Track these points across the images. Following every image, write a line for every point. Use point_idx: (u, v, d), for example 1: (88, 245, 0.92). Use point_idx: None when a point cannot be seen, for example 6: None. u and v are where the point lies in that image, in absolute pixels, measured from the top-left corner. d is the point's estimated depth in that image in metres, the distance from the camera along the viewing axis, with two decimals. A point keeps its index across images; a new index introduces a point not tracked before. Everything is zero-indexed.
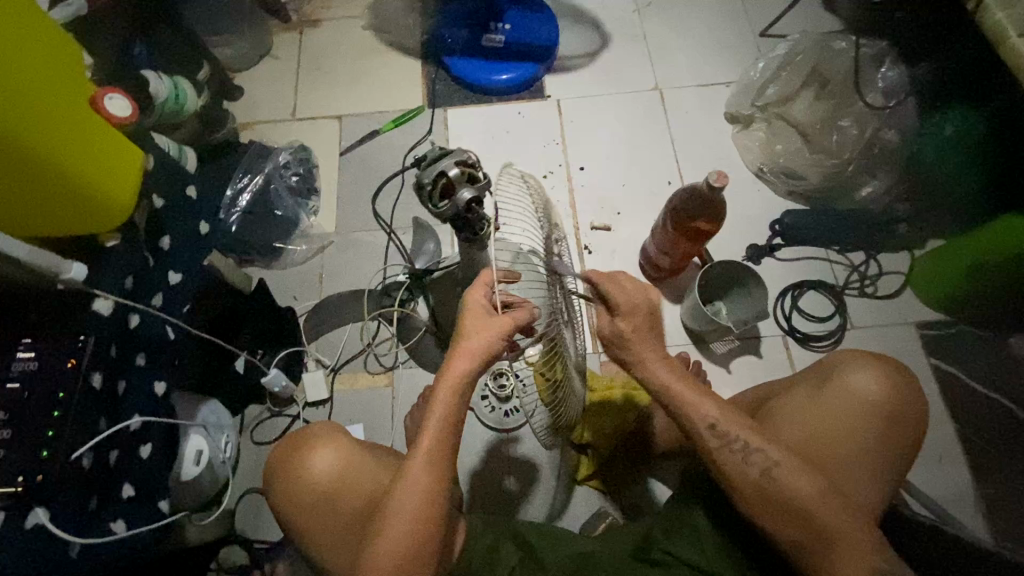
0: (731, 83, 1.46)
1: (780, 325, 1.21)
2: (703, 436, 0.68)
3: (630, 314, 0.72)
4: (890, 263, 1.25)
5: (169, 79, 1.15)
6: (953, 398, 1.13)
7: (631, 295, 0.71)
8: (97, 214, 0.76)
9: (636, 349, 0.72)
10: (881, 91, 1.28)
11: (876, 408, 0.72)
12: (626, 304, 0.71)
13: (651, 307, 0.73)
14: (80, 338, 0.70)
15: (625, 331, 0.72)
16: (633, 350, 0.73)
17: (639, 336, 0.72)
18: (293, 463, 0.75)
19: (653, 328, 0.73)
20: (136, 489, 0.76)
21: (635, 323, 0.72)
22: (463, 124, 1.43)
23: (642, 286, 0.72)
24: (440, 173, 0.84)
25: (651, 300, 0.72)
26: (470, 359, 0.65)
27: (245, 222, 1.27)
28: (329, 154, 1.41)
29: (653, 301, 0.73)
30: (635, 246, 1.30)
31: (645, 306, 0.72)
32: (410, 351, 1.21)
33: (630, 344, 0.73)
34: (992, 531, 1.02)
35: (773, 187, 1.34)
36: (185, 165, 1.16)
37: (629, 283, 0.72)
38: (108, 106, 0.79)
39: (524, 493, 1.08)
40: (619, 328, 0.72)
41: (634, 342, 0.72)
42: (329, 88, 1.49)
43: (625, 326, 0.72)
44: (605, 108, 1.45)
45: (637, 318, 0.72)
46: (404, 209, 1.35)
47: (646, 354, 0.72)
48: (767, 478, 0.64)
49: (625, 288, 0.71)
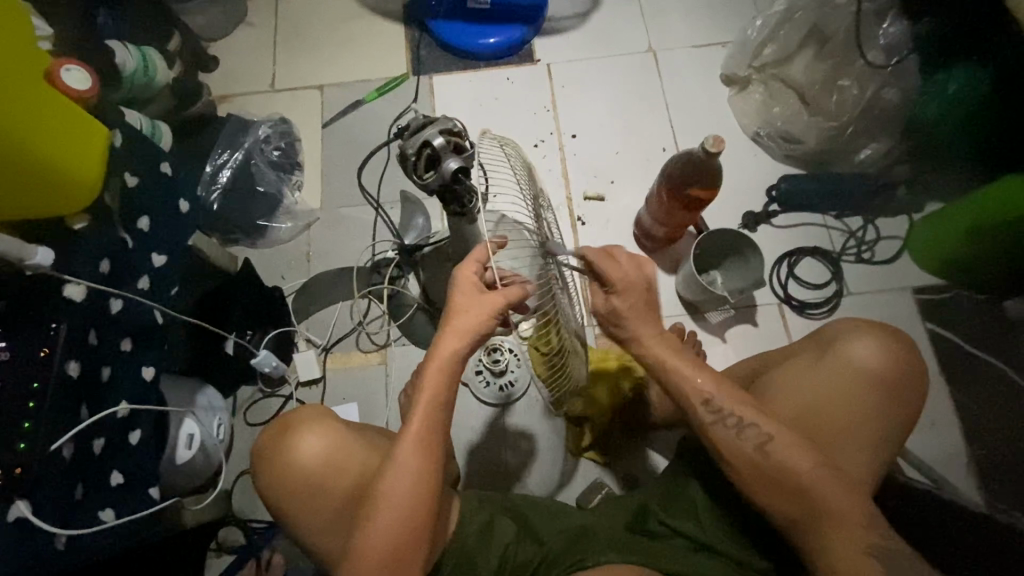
0: (727, 44, 1.40)
1: (776, 293, 1.20)
2: (699, 412, 0.68)
3: (625, 292, 0.69)
4: (888, 228, 1.23)
5: (137, 49, 1.10)
6: (948, 362, 1.12)
7: (626, 270, 0.69)
8: (66, 193, 0.73)
9: (634, 325, 0.71)
10: (883, 48, 1.18)
11: (874, 377, 0.71)
12: (623, 281, 0.69)
13: (647, 283, 0.70)
14: (53, 325, 0.68)
15: (620, 308, 0.70)
16: (628, 328, 0.71)
17: (635, 312, 0.71)
18: (279, 450, 0.74)
19: (650, 303, 0.71)
20: (125, 475, 0.78)
21: (629, 305, 0.70)
22: (449, 92, 1.38)
23: (633, 261, 0.70)
24: (424, 142, 0.81)
25: (647, 275, 0.70)
26: (461, 337, 0.64)
27: (226, 199, 1.23)
28: (312, 127, 1.36)
29: (648, 277, 0.71)
30: (630, 215, 1.27)
31: (640, 283, 0.70)
32: (403, 328, 1.19)
33: (624, 320, 0.71)
34: (984, 492, 1.03)
35: (770, 152, 1.31)
36: (159, 142, 1.11)
37: (626, 260, 0.69)
38: (64, 78, 0.76)
39: (521, 466, 1.08)
40: (614, 306, 0.70)
41: (630, 318, 0.70)
42: (309, 56, 1.43)
43: (620, 304, 0.70)
44: (597, 73, 1.40)
45: (633, 296, 0.70)
46: (391, 182, 1.31)
47: (642, 329, 0.71)
48: (762, 453, 0.64)
49: (620, 263, 0.69)
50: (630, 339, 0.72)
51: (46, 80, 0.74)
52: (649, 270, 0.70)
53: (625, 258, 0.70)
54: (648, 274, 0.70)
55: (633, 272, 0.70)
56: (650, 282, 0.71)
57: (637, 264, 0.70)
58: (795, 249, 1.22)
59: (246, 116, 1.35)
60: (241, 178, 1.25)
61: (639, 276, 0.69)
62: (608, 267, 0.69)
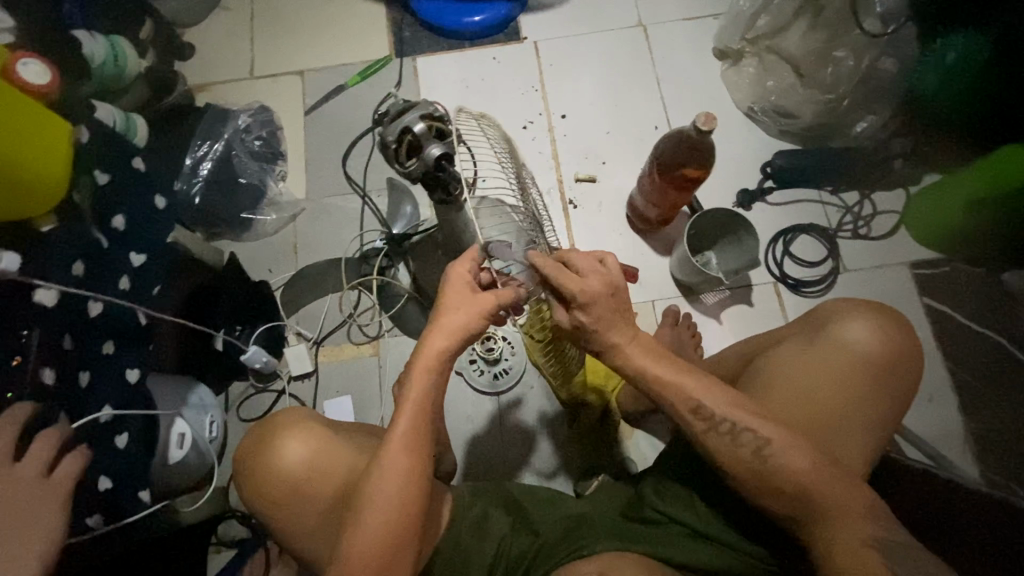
0: (719, 15, 1.36)
1: (772, 273, 1.18)
2: (691, 423, 0.66)
3: (591, 304, 0.67)
4: (885, 202, 1.21)
5: (104, 38, 1.05)
6: (945, 337, 1.11)
7: (585, 279, 0.67)
8: (32, 194, 0.70)
9: (606, 336, 0.69)
10: (880, 16, 1.13)
11: (871, 361, 0.70)
12: (586, 293, 0.67)
13: (612, 287, 0.69)
14: (23, 331, 0.67)
15: (587, 322, 0.68)
16: (606, 338, 0.69)
17: (607, 323, 0.69)
18: (262, 457, 0.72)
19: (621, 309, 0.69)
20: (112, 480, 0.77)
21: (622, 296, 0.69)
22: (434, 73, 1.34)
23: (628, 252, 0.70)
24: (405, 128, 0.78)
25: (608, 280, 0.68)
26: (448, 336, 0.63)
27: (208, 192, 1.20)
28: (294, 114, 1.32)
29: (611, 280, 0.69)
30: (623, 196, 1.25)
31: (604, 291, 0.68)
32: (394, 319, 1.17)
33: (597, 333, 0.69)
34: (980, 465, 1.03)
35: (764, 127, 1.28)
36: (134, 137, 1.08)
37: (585, 265, 0.69)
38: (23, 74, 0.73)
39: (517, 454, 1.08)
40: (581, 321, 0.68)
41: (601, 330, 0.69)
42: (288, 40, 1.38)
43: (586, 318, 0.68)
44: (586, 49, 1.35)
45: (602, 306, 0.68)
46: (377, 169, 1.28)
47: (618, 337, 0.69)
48: (759, 457, 0.62)
49: (581, 271, 0.68)
50: (604, 348, 0.70)
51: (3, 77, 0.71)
52: (611, 275, 0.69)
53: (584, 264, 0.69)
54: (609, 279, 0.68)
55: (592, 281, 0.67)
56: (615, 286, 0.69)
57: (597, 271, 0.68)
58: (790, 227, 1.20)
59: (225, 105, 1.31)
60: (222, 172, 1.21)
61: (603, 284, 0.68)
62: (574, 281, 0.67)
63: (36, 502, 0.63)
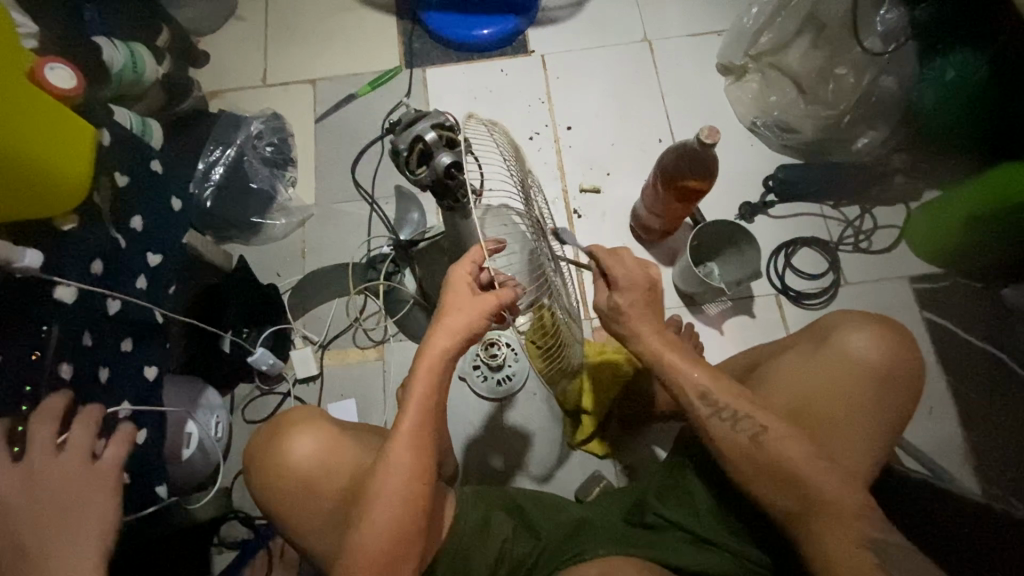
0: (723, 32, 1.39)
1: (774, 284, 1.20)
2: (695, 406, 0.68)
3: (628, 290, 0.74)
4: (885, 216, 1.23)
5: (124, 45, 1.08)
6: (945, 350, 1.12)
7: (631, 271, 0.74)
8: (53, 195, 0.71)
9: (633, 325, 0.74)
10: (881, 35, 1.14)
11: (871, 369, 0.71)
12: (627, 280, 0.74)
13: (652, 284, 0.75)
14: (43, 325, 0.70)
15: (620, 305, 0.74)
16: (631, 328, 0.74)
17: (637, 311, 0.74)
18: (270, 453, 0.74)
19: (653, 303, 0.75)
20: (132, 474, 0.81)
21: (625, 307, 0.72)
22: (442, 84, 1.36)
23: (631, 262, 0.75)
24: (417, 137, 0.79)
25: (650, 276, 0.75)
26: (453, 336, 0.65)
27: (219, 197, 1.22)
28: (305, 122, 1.35)
29: (653, 277, 0.75)
30: (627, 206, 1.27)
31: (644, 285, 0.74)
32: (399, 324, 1.18)
33: (627, 320, 0.75)
34: (980, 478, 1.03)
35: (767, 142, 1.30)
36: (150, 141, 1.10)
37: (631, 260, 0.75)
38: (51, 78, 0.74)
39: (520, 458, 1.08)
40: (615, 304, 0.75)
41: (630, 317, 0.74)
42: (301, 50, 1.41)
43: (621, 301, 0.74)
44: (591, 63, 1.38)
45: (636, 295, 0.74)
46: (385, 177, 1.30)
47: (643, 328, 0.74)
48: (756, 444, 0.64)
49: (626, 264, 0.74)
50: (627, 337, 0.75)
51: (32, 81, 0.73)
52: (654, 271, 0.75)
53: (629, 259, 0.75)
54: (652, 274, 0.75)
55: (640, 273, 0.75)
56: (654, 283, 0.75)
57: (642, 265, 0.75)
58: (792, 239, 1.22)
59: (237, 112, 1.34)
60: (234, 176, 1.23)
61: (646, 277, 0.74)
62: None
63: (84, 490, 0.64)
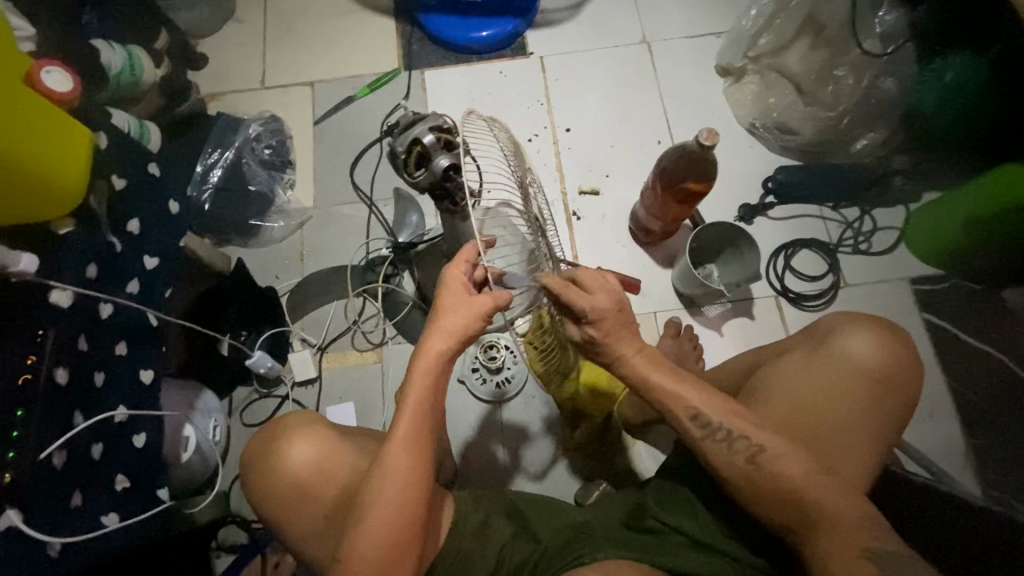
0: (722, 33, 1.39)
1: (773, 286, 1.19)
2: (690, 429, 0.67)
3: (600, 319, 0.70)
4: (885, 218, 1.23)
5: (122, 48, 1.07)
6: (946, 352, 1.12)
7: (618, 279, 0.72)
8: (50, 198, 0.72)
9: (615, 346, 0.72)
10: (880, 36, 1.17)
11: (870, 373, 0.71)
12: (597, 309, 0.69)
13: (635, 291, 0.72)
14: (38, 332, 0.67)
15: (596, 335, 0.71)
16: (612, 350, 0.72)
17: (614, 335, 0.71)
18: (268, 457, 0.74)
19: (628, 323, 0.72)
20: (129, 479, 0.81)
21: (624, 311, 0.71)
22: (441, 87, 1.36)
23: (620, 269, 0.72)
24: (415, 139, 0.80)
25: (616, 296, 0.71)
26: (447, 338, 0.64)
27: (217, 200, 1.21)
28: (303, 124, 1.35)
29: (618, 295, 0.71)
30: (626, 209, 1.26)
31: (614, 308, 0.70)
32: (398, 326, 1.18)
33: (604, 345, 0.72)
34: (982, 482, 1.03)
35: (766, 143, 1.30)
36: (148, 143, 1.10)
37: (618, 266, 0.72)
38: (46, 81, 0.75)
39: (519, 461, 1.08)
40: (590, 334, 0.71)
41: (630, 322, 0.72)
42: (300, 52, 1.41)
43: (596, 331, 0.71)
44: (590, 65, 1.38)
45: (609, 321, 0.70)
46: (384, 179, 1.30)
47: (625, 348, 0.72)
48: (753, 464, 0.63)
49: (589, 288, 0.70)
50: (613, 360, 0.73)
51: (28, 82, 0.73)
52: (619, 291, 0.71)
53: (594, 283, 0.70)
54: (619, 295, 0.70)
55: (606, 299, 0.70)
56: (640, 290, 0.72)
57: (605, 288, 0.70)
58: (791, 241, 1.22)
59: (236, 115, 1.34)
60: (232, 179, 1.23)
61: (625, 288, 0.71)
62: (607, 278, 0.72)
63: None
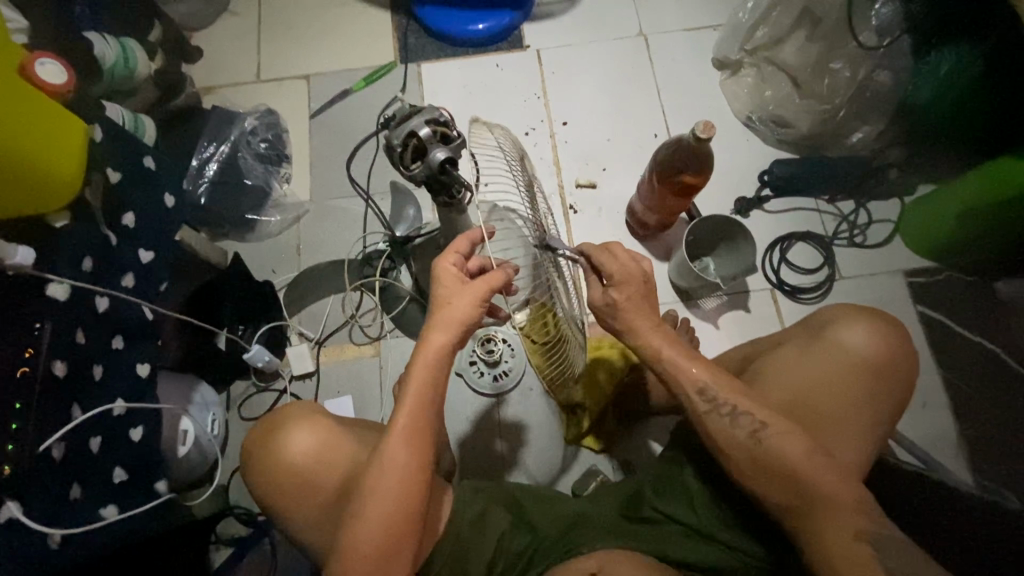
0: (719, 27, 1.39)
1: (769, 279, 1.20)
2: (694, 400, 0.68)
3: (623, 284, 0.72)
4: (879, 211, 1.23)
5: (116, 40, 1.07)
6: (941, 345, 1.13)
7: (624, 263, 0.72)
8: (47, 189, 0.72)
9: (629, 319, 0.72)
10: (876, 29, 1.14)
11: (866, 364, 0.72)
12: (621, 274, 0.72)
13: (644, 276, 0.73)
14: (36, 324, 0.68)
15: (617, 300, 0.72)
16: (627, 322, 0.73)
17: (633, 306, 0.72)
18: (267, 447, 0.74)
19: (648, 296, 0.73)
20: (128, 471, 0.81)
21: (629, 293, 0.72)
22: (438, 80, 1.36)
23: (634, 255, 0.73)
24: (411, 132, 0.79)
25: (627, 270, 0.71)
26: (447, 330, 0.65)
27: (213, 192, 1.22)
28: (299, 118, 1.34)
29: (646, 269, 0.74)
30: (623, 202, 1.27)
31: (638, 275, 0.72)
32: (396, 320, 1.18)
33: (617, 318, 0.72)
34: (974, 471, 1.04)
35: (762, 137, 1.30)
36: (143, 137, 1.09)
37: (623, 253, 0.73)
38: (41, 73, 0.75)
39: (517, 456, 1.08)
40: (613, 299, 0.72)
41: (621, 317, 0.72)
42: (295, 45, 1.40)
43: (617, 296, 0.72)
44: (586, 58, 1.38)
45: (632, 288, 0.72)
46: (380, 173, 1.29)
47: (640, 322, 0.72)
48: (755, 440, 0.64)
49: (616, 257, 0.72)
50: None
51: (22, 75, 0.73)
52: (647, 263, 0.73)
53: (623, 251, 0.73)
54: (645, 266, 0.73)
55: (632, 265, 0.72)
56: (648, 274, 0.73)
57: (636, 259, 0.73)
58: (787, 234, 1.22)
59: (232, 108, 1.33)
60: (228, 171, 1.23)
61: (637, 270, 0.72)
62: (607, 260, 0.72)
63: None
